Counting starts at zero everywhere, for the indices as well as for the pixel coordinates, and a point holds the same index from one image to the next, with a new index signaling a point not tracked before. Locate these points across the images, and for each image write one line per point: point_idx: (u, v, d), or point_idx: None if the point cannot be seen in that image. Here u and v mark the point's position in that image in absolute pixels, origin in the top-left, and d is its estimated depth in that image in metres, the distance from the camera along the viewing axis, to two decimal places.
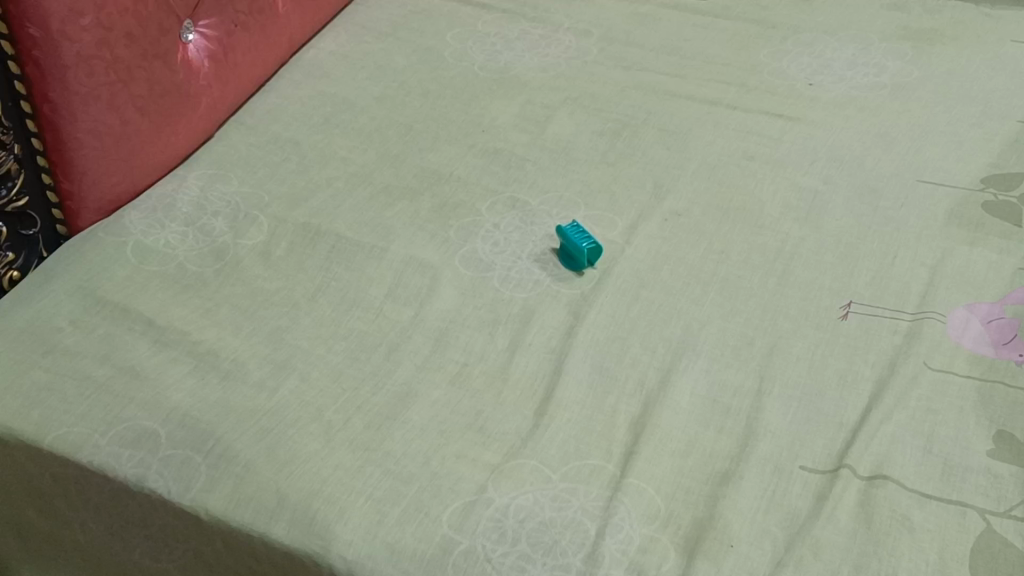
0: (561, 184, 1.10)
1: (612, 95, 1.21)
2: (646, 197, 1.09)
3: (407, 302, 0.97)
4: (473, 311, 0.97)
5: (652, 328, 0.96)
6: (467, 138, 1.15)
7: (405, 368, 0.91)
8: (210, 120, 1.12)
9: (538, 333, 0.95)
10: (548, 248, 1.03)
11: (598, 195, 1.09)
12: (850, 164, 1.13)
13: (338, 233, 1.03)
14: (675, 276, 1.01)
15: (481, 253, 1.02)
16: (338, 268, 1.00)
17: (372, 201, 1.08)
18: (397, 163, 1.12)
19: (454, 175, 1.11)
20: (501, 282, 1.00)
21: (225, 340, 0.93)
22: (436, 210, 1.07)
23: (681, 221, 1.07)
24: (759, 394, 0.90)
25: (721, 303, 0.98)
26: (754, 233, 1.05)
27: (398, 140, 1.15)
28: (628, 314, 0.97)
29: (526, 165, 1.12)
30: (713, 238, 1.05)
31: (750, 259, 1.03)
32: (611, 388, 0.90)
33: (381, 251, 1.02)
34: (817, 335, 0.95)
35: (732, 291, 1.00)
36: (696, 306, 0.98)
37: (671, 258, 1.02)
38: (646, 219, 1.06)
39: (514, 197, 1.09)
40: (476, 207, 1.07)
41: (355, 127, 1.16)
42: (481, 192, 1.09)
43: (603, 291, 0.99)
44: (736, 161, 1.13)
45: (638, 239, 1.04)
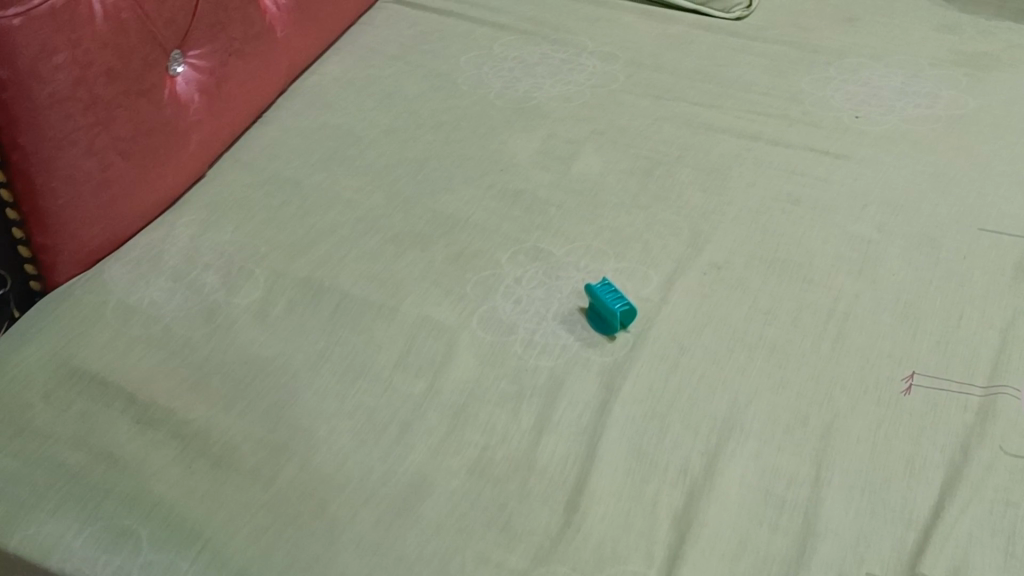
0: (589, 232, 1.00)
1: (642, 129, 1.11)
2: (682, 246, 0.98)
3: (421, 371, 0.87)
4: (494, 382, 0.87)
5: (694, 402, 0.86)
6: (484, 177, 1.05)
7: (419, 452, 0.81)
8: (202, 159, 1.02)
9: (567, 409, 0.85)
10: (576, 307, 0.93)
11: (630, 244, 0.99)
12: (905, 210, 1.02)
13: (342, 289, 0.93)
14: (718, 339, 0.90)
15: (501, 313, 0.92)
16: (343, 331, 0.90)
17: (380, 250, 0.97)
18: (408, 206, 1.02)
19: (470, 220, 1.00)
20: (525, 348, 0.90)
21: (215, 419, 0.83)
22: (451, 261, 0.97)
23: (721, 273, 0.96)
24: (817, 485, 0.80)
25: (770, 372, 0.88)
26: (804, 288, 0.95)
27: (408, 180, 1.04)
28: (668, 385, 0.87)
29: (550, 209, 1.02)
30: (758, 293, 0.94)
31: (800, 320, 0.92)
32: (650, 476, 0.80)
33: (391, 310, 0.92)
34: (879, 413, 0.85)
35: (783, 357, 0.89)
36: (742, 376, 0.88)
37: (712, 317, 0.92)
38: (683, 272, 0.96)
39: (537, 246, 0.98)
40: (495, 257, 0.97)
41: (361, 165, 1.06)
42: (500, 240, 0.99)
43: (638, 358, 0.89)
44: (781, 204, 1.03)
45: (676, 295, 0.94)
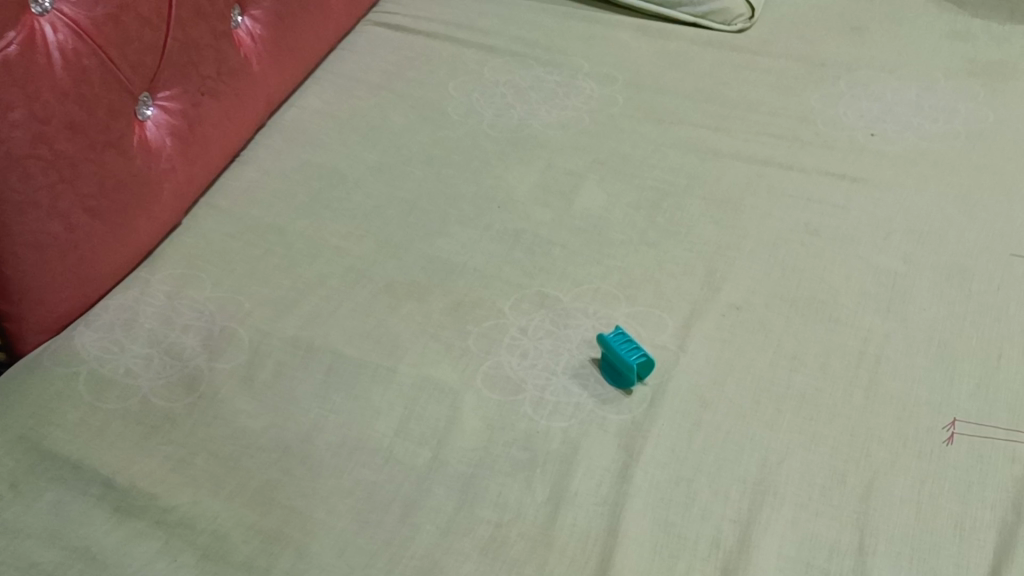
0: (597, 274, 0.93)
1: (647, 158, 1.05)
2: (696, 287, 0.92)
3: (423, 439, 0.80)
4: (504, 449, 0.80)
5: (721, 464, 0.79)
6: (481, 217, 0.98)
7: (427, 533, 0.74)
8: (176, 208, 0.95)
9: (585, 478, 0.78)
10: (588, 359, 0.86)
11: (641, 285, 0.92)
12: (931, 237, 0.96)
13: (335, 349, 0.86)
14: (742, 390, 0.84)
15: (508, 369, 0.85)
16: (337, 396, 0.83)
17: (373, 302, 0.90)
18: (401, 252, 0.95)
19: (468, 266, 0.94)
20: (535, 408, 0.83)
21: (201, 504, 0.76)
22: (450, 312, 0.90)
23: (741, 315, 0.89)
24: (861, 554, 0.73)
25: (801, 426, 0.82)
26: (831, 329, 0.88)
27: (400, 222, 0.97)
28: (691, 446, 0.80)
29: (553, 250, 0.95)
30: (782, 336, 0.88)
31: (829, 365, 0.86)
32: (679, 550, 0.74)
33: (388, 371, 0.85)
34: (922, 468, 0.79)
35: (813, 409, 0.83)
36: (771, 431, 0.81)
37: (734, 366, 0.85)
38: (700, 316, 0.89)
39: (542, 292, 0.91)
40: (497, 306, 0.90)
41: (349, 207, 0.99)
42: (502, 287, 0.92)
43: (658, 415, 0.82)
44: (799, 236, 0.96)
45: (694, 342, 0.87)
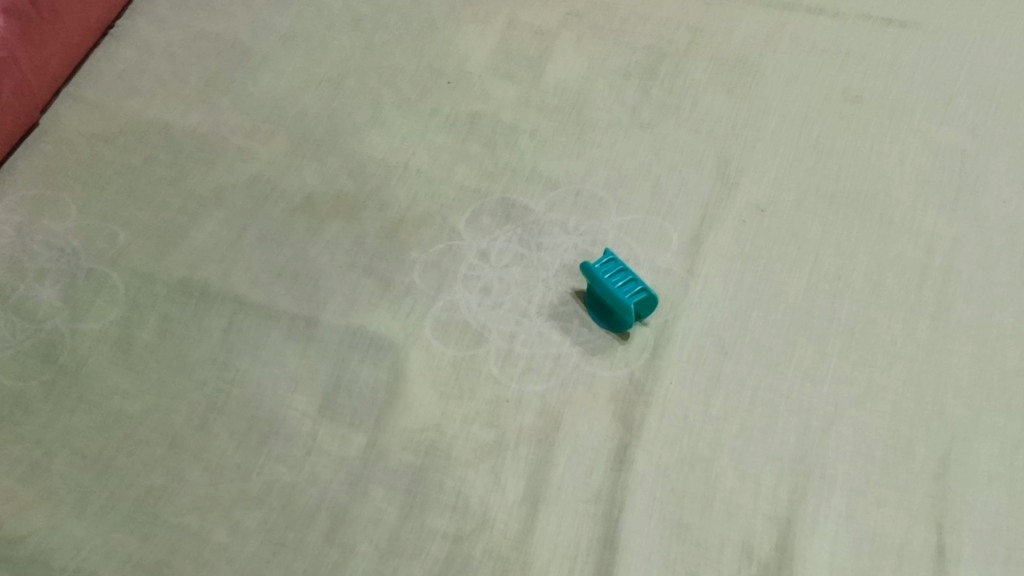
0: (577, 171, 0.72)
1: (636, 7, 0.82)
2: (707, 182, 0.71)
3: (356, 418, 0.61)
4: (461, 427, 0.61)
5: (749, 436, 0.60)
6: (426, 98, 0.76)
7: (362, 558, 0.56)
8: (26, 105, 0.73)
9: (570, 466, 0.59)
10: (569, 292, 0.66)
11: (635, 184, 0.71)
12: (1006, 101, 0.74)
13: (237, 294, 0.66)
14: (772, 329, 0.64)
15: (464, 312, 0.65)
16: (243, 361, 0.63)
17: (288, 225, 0.69)
18: (323, 152, 0.73)
19: (411, 166, 0.72)
20: (502, 366, 0.63)
21: (61, 530, 0.57)
22: (387, 235, 0.69)
23: (766, 220, 0.69)
24: (940, 561, 0.55)
25: (850, 375, 0.62)
26: (883, 234, 0.68)
27: (321, 111, 0.75)
28: (708, 412, 0.61)
29: (519, 141, 0.73)
30: (820, 248, 0.68)
31: (881, 288, 0.66)
32: (699, 567, 0.55)
33: (308, 326, 0.64)
34: (1013, 428, 0.60)
35: (866, 348, 0.63)
36: (811, 386, 0.62)
37: (760, 294, 0.66)
38: (712, 225, 0.69)
39: (506, 199, 0.70)
40: (449, 222, 0.69)
41: (254, 93, 0.76)
42: (454, 194, 0.71)
43: (664, 370, 0.62)
44: (835, 106, 0.75)
45: (706, 264, 0.67)
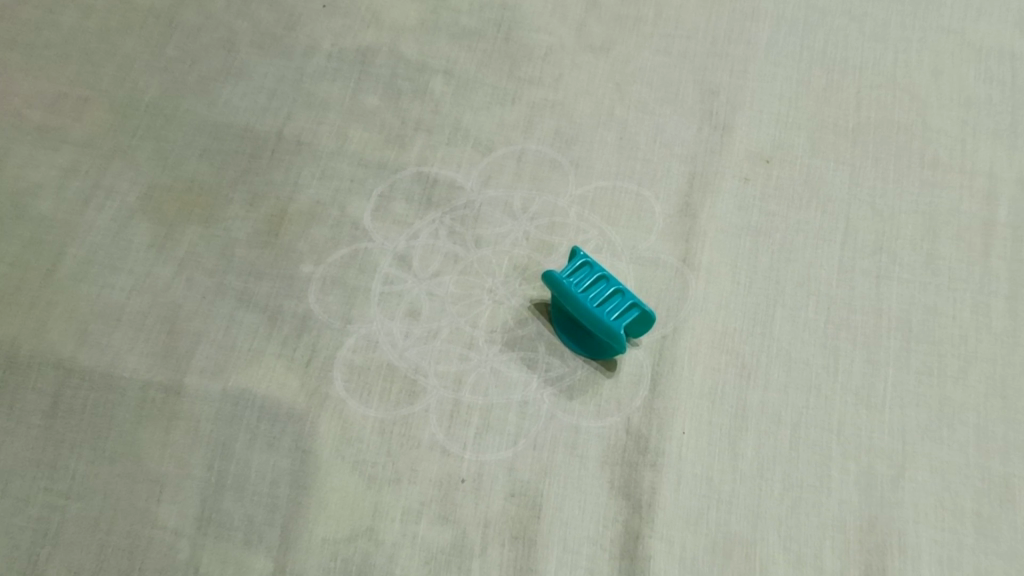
0: (516, 123, 0.53)
1: None
2: (690, 127, 0.53)
3: (253, 532, 0.43)
4: (404, 529, 0.43)
5: (797, 499, 0.44)
6: (295, 31, 0.55)
7: None
8: None
9: (562, 573, 0.42)
10: (528, 305, 0.48)
11: (595, 137, 0.53)
12: None
13: (59, 358, 0.46)
14: (805, 336, 0.48)
15: (387, 350, 0.47)
16: (77, 461, 0.44)
17: (122, 239, 0.49)
18: (161, 123, 0.52)
19: (286, 135, 0.52)
20: (450, 428, 0.45)
21: None
22: (266, 241, 0.49)
23: (774, 174, 0.52)
24: None
25: (915, 392, 0.46)
26: (928, 180, 0.51)
27: (153, 61, 0.54)
28: (738, 468, 0.45)
29: (431, 84, 0.54)
30: (851, 209, 0.51)
31: (937, 260, 0.49)
32: None
33: (169, 396, 0.45)
34: None
35: (931, 351, 0.47)
36: (868, 413, 0.46)
37: (782, 284, 0.49)
38: (707, 189, 0.51)
39: (424, 174, 0.51)
40: (349, 214, 0.50)
41: (56, 42, 0.55)
42: (351, 171, 0.51)
43: (672, 414, 0.46)
44: (841, 3, 0.57)
45: (706, 248, 0.50)
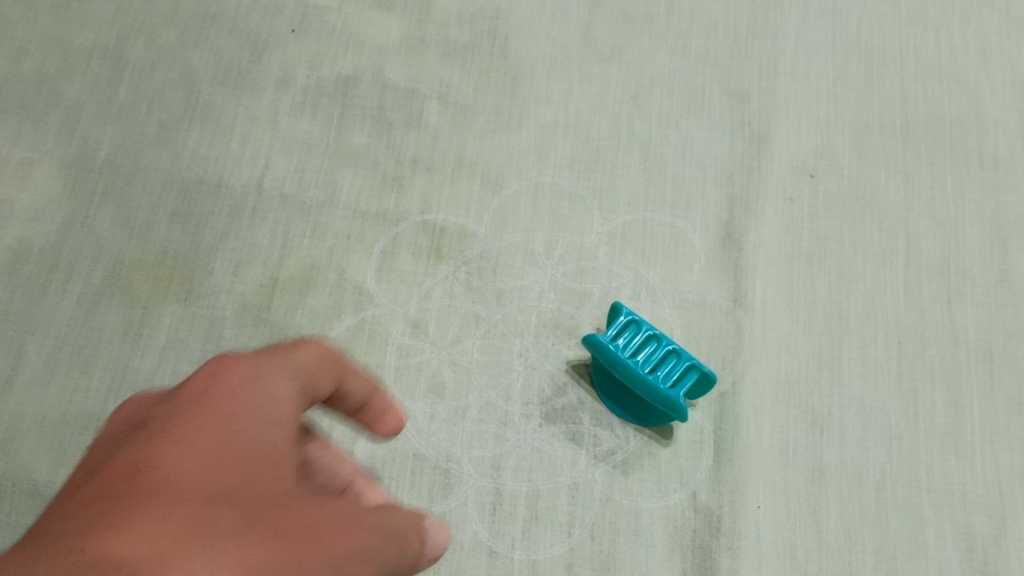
0: (527, 150, 0.47)
1: None
2: (722, 139, 0.47)
3: None
4: None
5: (893, 571, 0.39)
6: (263, 61, 0.48)
7: None
8: None
9: None
10: (565, 369, 0.43)
11: (617, 160, 0.47)
12: None
13: (33, 484, 0.39)
14: (878, 378, 0.42)
15: (411, 437, 0.41)
16: None
17: (90, 329, 0.42)
18: (120, 184, 0.45)
19: (266, 188, 0.46)
20: (494, 524, 0.40)
21: None
22: (257, 316, 0.43)
23: (821, 190, 0.46)
24: None
25: (1006, 433, 0.42)
26: (990, 184, 0.46)
27: (102, 110, 0.47)
28: (823, 541, 0.40)
29: (425, 113, 0.47)
30: (910, 223, 0.45)
31: (1012, 275, 0.44)
32: None
33: None
34: None
35: (1018, 385, 0.42)
36: (958, 463, 0.41)
37: (846, 319, 0.43)
38: (749, 215, 0.45)
39: (430, 222, 0.45)
40: (349, 276, 0.44)
41: None
42: (346, 226, 0.45)
43: (742, 485, 0.40)
44: None
45: (757, 284, 0.44)
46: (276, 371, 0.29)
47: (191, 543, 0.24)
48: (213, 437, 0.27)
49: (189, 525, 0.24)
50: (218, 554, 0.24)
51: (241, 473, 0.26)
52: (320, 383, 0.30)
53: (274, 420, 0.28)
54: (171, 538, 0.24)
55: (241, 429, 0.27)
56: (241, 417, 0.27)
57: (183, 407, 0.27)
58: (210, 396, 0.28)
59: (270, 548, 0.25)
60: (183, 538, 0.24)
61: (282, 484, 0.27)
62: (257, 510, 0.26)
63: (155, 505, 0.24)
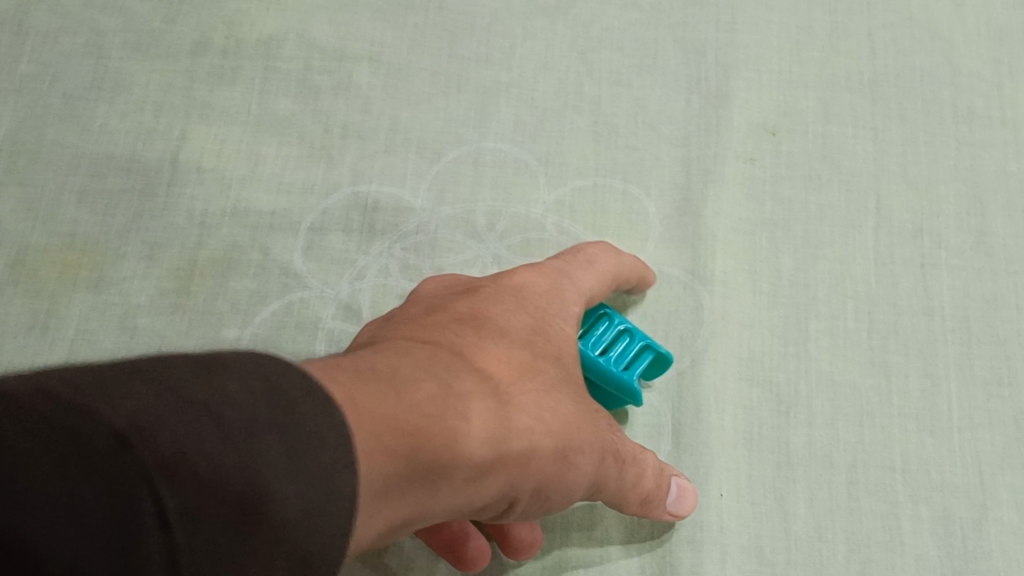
0: (468, 114, 0.43)
1: None
2: (676, 98, 0.44)
3: None
4: None
5: (866, 561, 0.36)
6: (177, 24, 0.45)
7: None
8: None
9: None
10: None
11: (565, 122, 0.43)
12: None
13: None
14: (848, 352, 0.39)
15: None
16: None
17: None
18: (22, 163, 0.42)
19: (183, 162, 0.42)
20: None
21: None
22: (174, 303, 0.39)
23: (785, 150, 0.43)
24: None
25: (984, 409, 0.39)
26: (964, 139, 0.43)
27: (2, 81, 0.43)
28: (791, 531, 0.36)
29: (355, 76, 0.44)
30: (880, 183, 0.42)
31: (989, 238, 0.41)
32: None
33: None
34: None
35: (997, 356, 0.39)
36: (934, 442, 0.38)
37: (813, 289, 0.40)
38: (707, 179, 0.42)
39: (362, 195, 0.41)
40: (274, 256, 0.40)
41: None
42: (270, 202, 0.41)
43: (703, 472, 0.37)
44: None
45: (716, 254, 0.41)
46: (580, 271, 0.35)
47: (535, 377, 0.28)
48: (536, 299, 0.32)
49: (531, 370, 0.29)
50: (550, 399, 0.28)
51: (554, 352, 0.30)
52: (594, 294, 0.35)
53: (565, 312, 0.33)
54: (514, 371, 0.28)
55: (561, 301, 0.33)
56: (562, 296, 0.33)
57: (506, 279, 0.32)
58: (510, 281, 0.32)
59: (578, 412, 0.29)
60: (519, 377, 0.28)
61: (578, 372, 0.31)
62: (564, 385, 0.30)
63: (502, 340, 0.29)
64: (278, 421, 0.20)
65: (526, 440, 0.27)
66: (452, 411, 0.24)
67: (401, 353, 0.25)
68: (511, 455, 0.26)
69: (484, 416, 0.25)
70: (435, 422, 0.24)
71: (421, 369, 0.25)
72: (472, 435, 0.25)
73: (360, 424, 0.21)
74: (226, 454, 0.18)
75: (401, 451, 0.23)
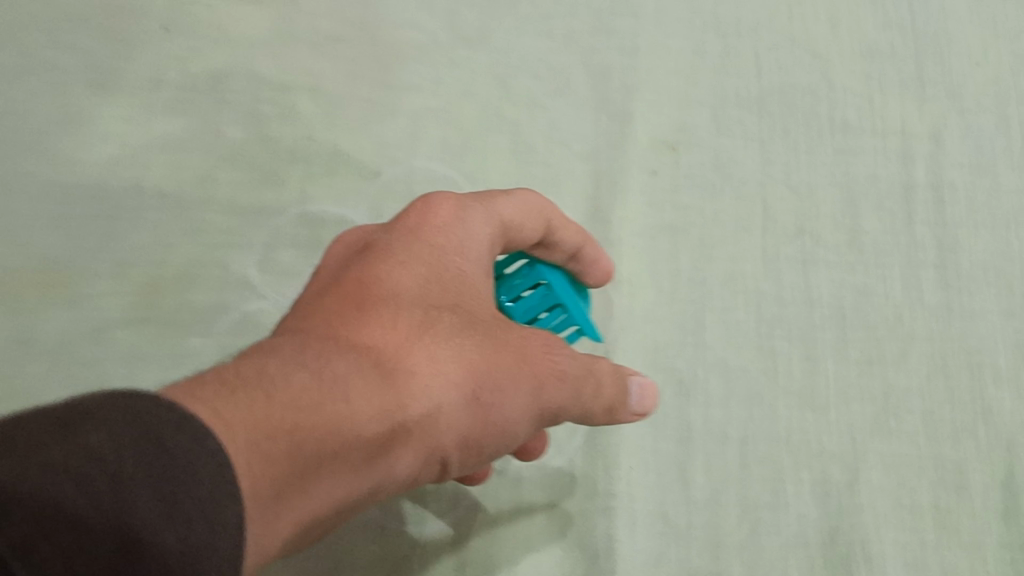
0: (400, 137, 0.48)
1: None
2: (586, 118, 0.49)
3: None
4: None
5: (756, 520, 0.42)
6: (135, 61, 0.49)
7: None
8: None
9: None
10: None
11: (487, 143, 0.48)
12: None
13: None
14: (739, 340, 0.45)
15: None
16: None
17: None
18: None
19: (144, 186, 0.47)
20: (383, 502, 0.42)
21: None
22: (144, 316, 0.44)
23: (682, 162, 0.48)
24: None
25: (857, 385, 0.44)
26: (840, 147, 0.49)
27: None
28: (691, 497, 0.42)
29: (299, 106, 0.49)
30: (766, 188, 0.48)
31: (861, 235, 0.47)
32: None
33: None
34: None
35: (867, 338, 0.45)
36: (814, 416, 0.44)
37: (708, 285, 0.46)
38: (615, 190, 0.48)
39: (308, 213, 0.47)
40: (233, 271, 0.45)
41: None
42: (226, 222, 0.46)
43: (615, 449, 0.43)
44: None
45: (623, 257, 0.47)
46: (479, 211, 0.34)
47: (433, 335, 0.29)
48: (431, 253, 0.32)
49: (423, 326, 0.29)
50: (450, 351, 0.29)
51: (454, 301, 0.31)
52: (525, 226, 0.34)
53: (461, 251, 0.32)
54: (404, 335, 0.29)
55: (462, 250, 0.32)
56: (462, 243, 0.33)
57: (392, 238, 0.32)
58: (404, 227, 0.33)
59: (487, 352, 0.30)
60: (405, 341, 0.28)
61: (485, 313, 0.31)
62: (466, 329, 0.30)
63: (385, 310, 0.29)
64: (155, 470, 0.19)
65: (416, 403, 0.28)
66: (329, 398, 0.25)
67: (268, 354, 0.26)
68: (402, 421, 0.27)
69: (366, 395, 0.26)
70: (314, 412, 0.25)
71: (290, 364, 0.26)
72: (357, 414, 0.26)
73: (229, 433, 0.22)
74: (103, 501, 0.18)
75: (283, 455, 0.23)
